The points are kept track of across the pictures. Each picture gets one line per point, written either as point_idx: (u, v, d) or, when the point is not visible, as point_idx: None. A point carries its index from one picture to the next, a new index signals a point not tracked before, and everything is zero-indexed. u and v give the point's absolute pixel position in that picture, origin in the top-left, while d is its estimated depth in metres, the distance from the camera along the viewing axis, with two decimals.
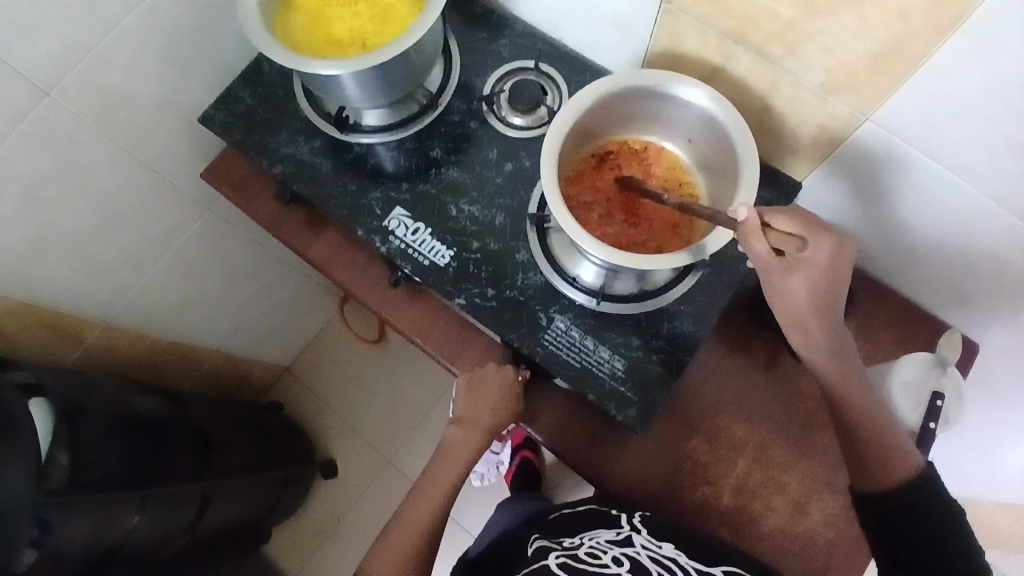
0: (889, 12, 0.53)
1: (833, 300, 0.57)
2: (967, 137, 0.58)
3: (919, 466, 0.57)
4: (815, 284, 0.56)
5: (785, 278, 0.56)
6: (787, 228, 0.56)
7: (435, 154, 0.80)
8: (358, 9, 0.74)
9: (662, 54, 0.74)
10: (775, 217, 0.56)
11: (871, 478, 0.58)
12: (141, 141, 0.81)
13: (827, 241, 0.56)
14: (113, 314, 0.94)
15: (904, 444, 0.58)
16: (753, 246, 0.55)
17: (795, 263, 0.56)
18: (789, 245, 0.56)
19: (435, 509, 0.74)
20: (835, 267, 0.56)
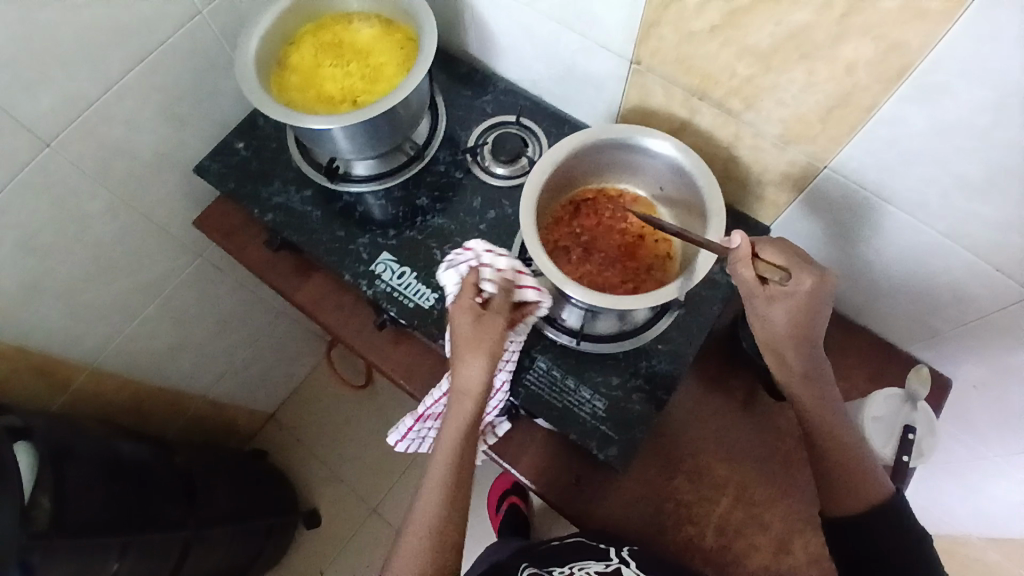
0: (836, 68, 0.58)
1: (811, 332, 0.58)
2: (919, 181, 0.61)
3: (887, 493, 0.59)
4: (795, 314, 0.57)
5: (767, 307, 0.58)
6: (775, 259, 0.58)
7: (421, 202, 0.84)
8: (349, 69, 0.79)
9: (634, 109, 0.79)
10: (764, 247, 0.58)
11: (842, 501, 0.59)
12: (138, 190, 0.85)
13: (814, 273, 0.56)
14: (101, 359, 0.95)
15: (870, 470, 0.59)
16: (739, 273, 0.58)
17: (778, 294, 0.57)
18: (774, 275, 0.58)
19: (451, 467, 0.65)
20: (820, 299, 0.57)
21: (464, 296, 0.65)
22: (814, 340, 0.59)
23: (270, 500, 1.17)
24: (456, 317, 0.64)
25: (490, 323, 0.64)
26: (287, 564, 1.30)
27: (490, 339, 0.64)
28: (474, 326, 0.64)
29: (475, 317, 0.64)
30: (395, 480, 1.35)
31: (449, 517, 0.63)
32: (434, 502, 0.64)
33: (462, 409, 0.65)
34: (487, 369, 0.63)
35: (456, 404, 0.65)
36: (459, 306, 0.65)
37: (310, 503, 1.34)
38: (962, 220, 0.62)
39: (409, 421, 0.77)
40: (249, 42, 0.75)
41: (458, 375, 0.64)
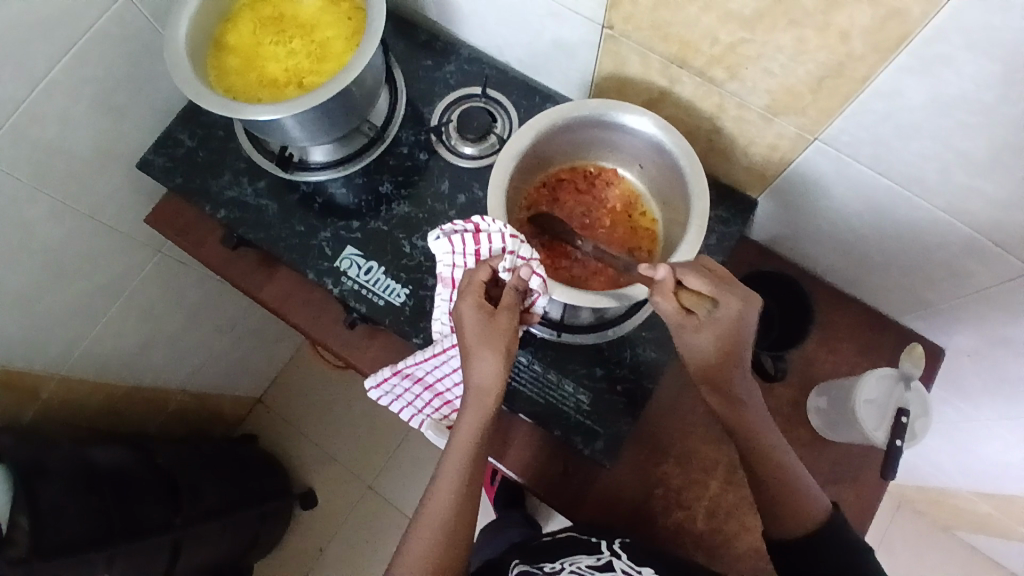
0: (829, 35, 0.51)
1: (741, 355, 0.57)
2: (917, 154, 0.56)
3: (825, 510, 0.59)
4: (721, 343, 0.56)
5: (694, 335, 0.57)
6: (698, 287, 0.56)
7: (385, 189, 0.78)
8: (293, 47, 0.72)
9: (609, 78, 0.73)
10: (688, 276, 0.56)
11: (781, 524, 0.59)
12: (80, 191, 0.78)
13: (736, 299, 0.55)
14: (69, 366, 0.91)
15: (808, 488, 0.59)
16: (661, 304, 0.57)
17: (703, 324, 0.56)
18: (699, 306, 0.56)
19: (464, 473, 0.57)
20: (744, 325, 0.56)
21: (474, 287, 0.57)
22: (744, 364, 0.58)
23: (263, 486, 1.16)
24: (463, 310, 0.57)
25: (503, 317, 0.57)
26: (286, 544, 1.31)
27: (502, 335, 0.56)
28: (487, 320, 0.56)
29: (485, 311, 0.56)
30: (388, 457, 1.35)
31: (459, 525, 0.56)
32: (442, 509, 0.56)
33: (476, 410, 0.57)
34: (503, 365, 0.56)
35: (471, 403, 0.57)
36: (465, 297, 0.57)
37: (304, 484, 1.34)
38: (961, 196, 0.57)
39: (390, 371, 0.69)
40: (179, 23, 0.67)
41: (471, 374, 0.57)
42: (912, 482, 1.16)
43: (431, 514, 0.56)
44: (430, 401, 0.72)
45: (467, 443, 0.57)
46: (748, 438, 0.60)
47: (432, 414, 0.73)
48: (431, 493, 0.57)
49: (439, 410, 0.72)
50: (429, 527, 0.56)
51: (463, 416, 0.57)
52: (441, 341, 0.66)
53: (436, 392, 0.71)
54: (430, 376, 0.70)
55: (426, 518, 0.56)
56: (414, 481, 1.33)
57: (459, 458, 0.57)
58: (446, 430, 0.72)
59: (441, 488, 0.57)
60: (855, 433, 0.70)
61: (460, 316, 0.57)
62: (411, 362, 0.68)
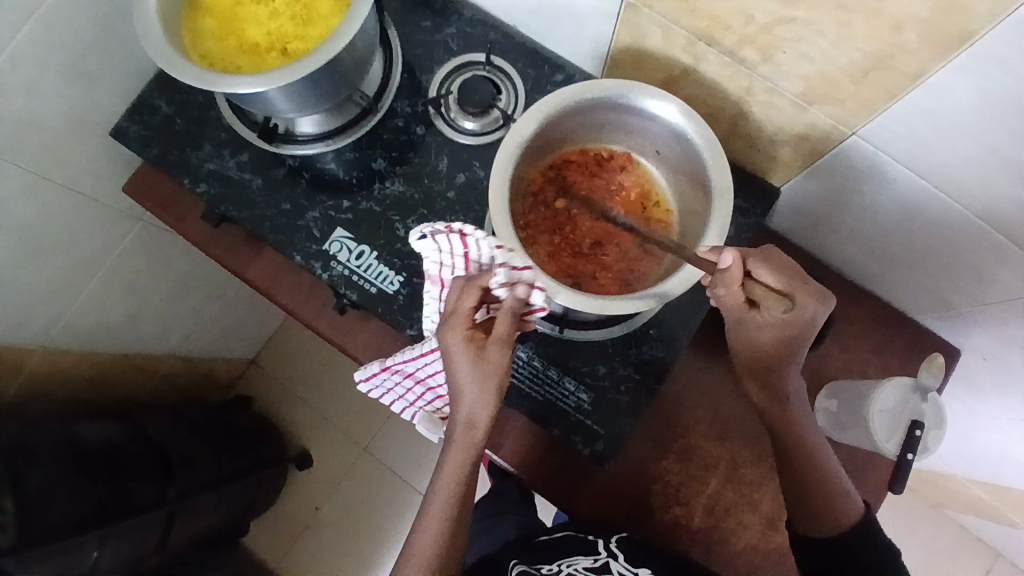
0: (881, 25, 0.45)
1: (799, 354, 0.55)
2: (961, 159, 0.51)
3: (858, 513, 0.59)
4: (783, 340, 0.54)
5: (756, 330, 0.54)
6: (772, 280, 0.52)
7: (378, 165, 0.72)
8: (275, 6, 0.64)
9: (626, 50, 0.66)
10: (760, 269, 0.52)
11: (814, 523, 0.58)
12: (53, 163, 0.72)
13: (813, 297, 0.51)
14: (54, 339, 0.87)
15: (846, 492, 0.58)
16: (727, 292, 0.53)
17: (771, 322, 0.53)
18: (770, 304, 0.52)
19: (452, 502, 0.58)
20: (813, 327, 0.53)
21: (461, 319, 0.53)
22: (798, 361, 0.56)
23: (259, 452, 1.16)
24: (450, 344, 0.53)
25: (494, 353, 0.53)
26: (283, 505, 1.32)
27: (495, 370, 0.53)
28: (476, 359, 0.53)
29: (476, 344, 0.53)
30: (383, 422, 1.35)
31: (449, 551, 0.58)
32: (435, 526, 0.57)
33: (462, 444, 0.56)
34: (494, 400, 0.54)
35: (460, 436, 0.56)
36: (452, 330, 0.53)
37: (300, 446, 1.34)
38: (1004, 203, 0.52)
39: (379, 367, 0.66)
40: None
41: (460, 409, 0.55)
42: None
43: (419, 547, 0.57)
44: (422, 394, 0.69)
45: (453, 480, 0.57)
46: (790, 442, 0.58)
47: (424, 406, 0.70)
48: (419, 524, 0.58)
49: (431, 403, 0.70)
50: (419, 558, 0.57)
51: (448, 452, 0.57)
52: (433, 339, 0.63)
53: (428, 386, 0.68)
54: (422, 372, 0.66)
55: (415, 549, 0.57)
56: (409, 445, 1.33)
57: (446, 485, 0.57)
58: (438, 422, 0.71)
59: (430, 515, 0.58)
60: (862, 437, 0.68)
61: (448, 348, 0.53)
62: (401, 359, 0.65)
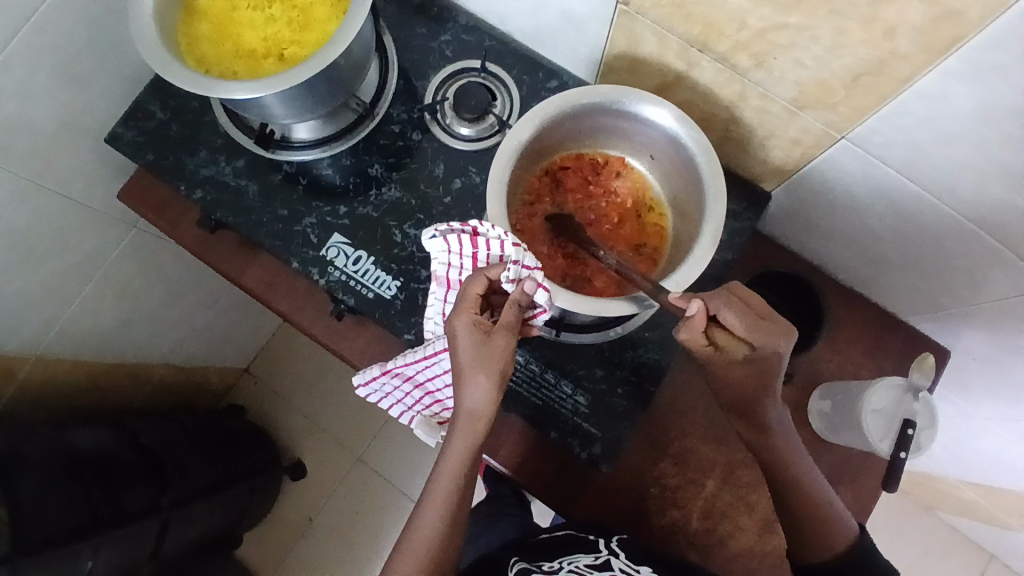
0: (874, 29, 0.46)
1: (771, 392, 0.54)
2: (953, 163, 0.52)
3: (853, 536, 0.58)
4: (750, 380, 0.54)
5: (725, 367, 0.54)
6: (733, 325, 0.52)
7: (374, 171, 0.72)
8: (272, 12, 0.65)
9: (621, 57, 0.66)
10: (722, 312, 0.52)
11: (808, 552, 0.58)
12: (45, 168, 0.72)
13: (774, 338, 0.51)
14: (45, 347, 0.86)
15: (836, 515, 0.57)
16: (692, 339, 0.53)
17: (737, 362, 0.53)
18: (736, 345, 0.53)
19: (452, 498, 0.53)
20: (778, 365, 0.53)
21: (469, 302, 0.53)
22: (773, 397, 0.54)
23: (252, 461, 1.15)
24: (457, 328, 0.53)
25: (499, 337, 0.53)
26: (276, 514, 1.31)
27: (498, 357, 0.53)
28: (481, 341, 0.53)
29: (481, 328, 0.53)
30: (377, 430, 1.34)
31: (446, 551, 0.53)
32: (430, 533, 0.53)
33: (466, 434, 0.53)
34: (496, 388, 0.53)
35: (461, 427, 0.53)
36: (459, 314, 0.53)
37: (293, 455, 1.33)
38: (995, 208, 0.53)
39: (379, 371, 0.66)
40: None
41: (461, 398, 0.53)
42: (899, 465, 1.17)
43: (413, 546, 0.52)
44: (420, 398, 0.69)
45: (454, 475, 0.53)
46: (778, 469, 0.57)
47: (422, 411, 0.70)
48: (416, 520, 0.53)
49: (429, 406, 0.70)
50: (413, 557, 0.52)
51: (451, 443, 0.53)
52: (434, 343, 0.63)
53: (427, 390, 0.69)
54: (420, 375, 0.67)
55: (410, 546, 0.53)
56: (404, 453, 1.32)
57: (445, 486, 0.53)
58: (436, 427, 0.71)
59: (425, 517, 0.53)
60: (856, 439, 0.69)
61: (454, 333, 0.53)
62: (401, 362, 0.65)
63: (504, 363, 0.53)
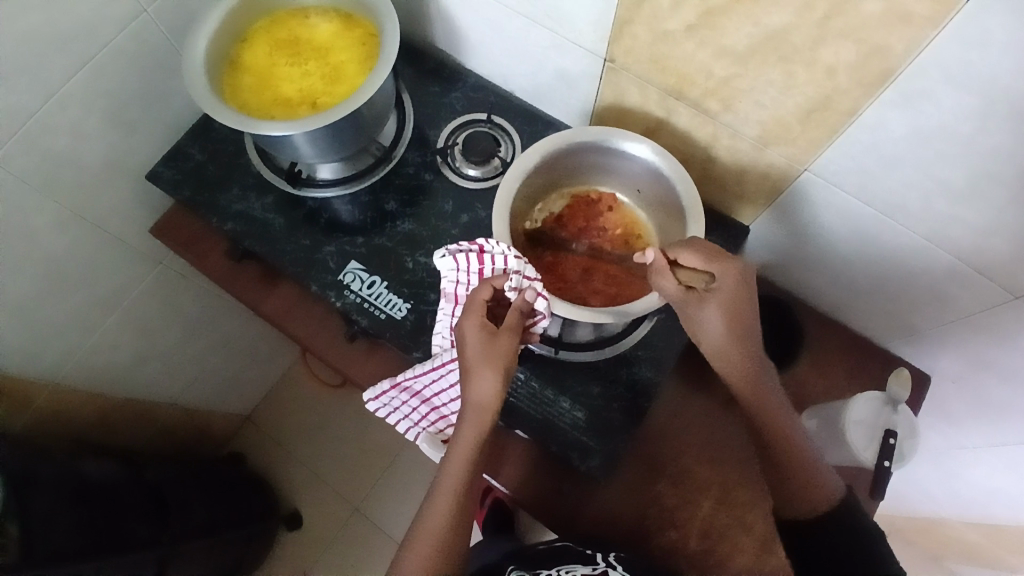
0: (817, 70, 0.55)
1: (748, 325, 0.59)
2: (901, 184, 0.60)
3: (836, 493, 0.59)
4: (727, 313, 0.59)
5: (699, 309, 0.60)
6: (693, 263, 0.60)
7: (390, 207, 0.80)
8: (307, 69, 0.75)
9: (609, 108, 0.76)
10: (680, 253, 0.60)
11: (790, 504, 0.60)
12: (91, 201, 0.80)
13: (730, 270, 0.58)
14: (65, 375, 0.90)
15: (822, 470, 0.60)
16: (662, 284, 0.61)
17: (704, 297, 0.59)
18: (697, 280, 0.60)
19: (461, 487, 0.58)
20: (744, 294, 0.59)
21: (478, 307, 0.60)
22: (752, 332, 0.60)
23: (250, 507, 1.15)
24: (466, 328, 0.59)
25: (504, 338, 0.59)
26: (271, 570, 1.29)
27: (503, 355, 0.58)
28: (488, 340, 0.59)
29: (487, 328, 0.59)
30: (376, 479, 1.34)
31: (454, 539, 0.58)
32: (440, 520, 0.58)
33: (473, 427, 0.58)
34: (502, 383, 0.58)
35: (470, 418, 0.58)
36: (468, 317, 0.59)
37: (290, 505, 1.32)
38: (944, 223, 0.60)
39: (389, 384, 0.71)
40: (199, 43, 0.70)
41: (469, 391, 0.58)
42: (902, 513, 1.16)
43: (426, 532, 0.57)
44: (426, 414, 0.73)
45: (462, 463, 0.58)
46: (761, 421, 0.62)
47: (427, 427, 0.74)
48: (428, 509, 0.59)
49: (435, 423, 0.74)
50: (425, 542, 0.57)
51: (460, 433, 0.58)
52: (441, 355, 0.68)
53: (432, 406, 0.73)
54: (428, 390, 0.71)
55: (424, 531, 0.58)
56: (402, 504, 1.32)
57: (453, 477, 0.58)
58: (441, 444, 0.74)
59: (438, 505, 0.58)
60: (841, 455, 0.72)
61: (462, 334, 0.59)
62: (410, 375, 0.69)
63: (506, 357, 0.58)
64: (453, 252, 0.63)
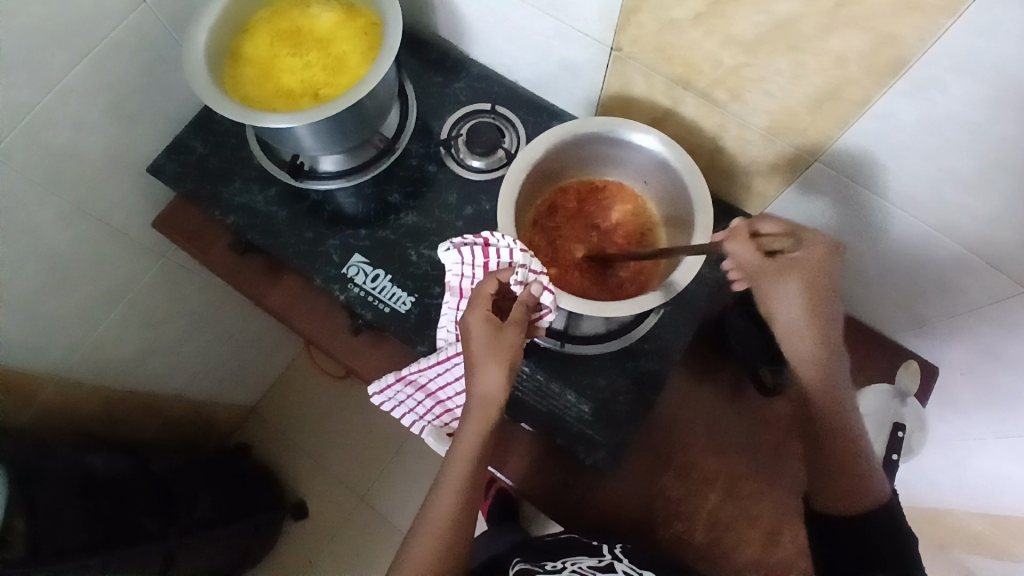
0: (828, 60, 0.54)
1: (825, 308, 0.57)
2: (912, 175, 0.59)
3: (883, 497, 0.59)
4: (806, 287, 0.56)
5: (779, 282, 0.56)
6: (775, 230, 0.56)
7: (393, 199, 0.79)
8: (309, 60, 0.74)
9: (614, 97, 0.75)
10: (762, 222, 0.57)
11: (834, 498, 0.60)
12: (93, 195, 0.79)
13: (820, 244, 0.56)
14: (70, 369, 0.90)
15: (874, 471, 0.59)
16: (739, 249, 0.56)
17: (789, 266, 0.56)
18: (781, 247, 0.56)
19: (466, 481, 0.58)
20: (829, 270, 0.56)
21: (483, 300, 0.59)
22: (829, 317, 0.58)
23: (257, 498, 1.15)
24: (471, 321, 0.58)
25: (509, 332, 0.58)
26: (278, 559, 1.30)
27: (507, 348, 0.58)
28: (493, 334, 0.58)
29: (491, 321, 0.58)
30: (381, 470, 1.34)
31: (458, 532, 0.58)
32: (444, 514, 0.57)
33: (478, 421, 0.58)
34: (506, 376, 0.57)
35: (475, 412, 0.58)
36: (473, 310, 0.59)
37: (296, 496, 1.33)
38: (956, 214, 0.59)
39: (393, 378, 0.70)
40: (199, 34, 0.69)
41: (474, 384, 0.58)
42: (908, 502, 1.16)
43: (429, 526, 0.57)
44: (431, 407, 0.73)
45: (468, 454, 0.58)
46: (828, 408, 0.60)
47: (432, 421, 0.74)
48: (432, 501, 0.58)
49: (440, 416, 0.74)
50: (429, 536, 0.57)
51: (465, 426, 0.58)
52: (446, 348, 0.67)
53: (438, 400, 0.72)
54: (433, 384, 0.71)
55: (429, 525, 0.57)
56: (407, 494, 1.32)
57: (457, 469, 0.58)
58: (446, 437, 0.74)
59: (442, 497, 0.58)
60: None
61: (467, 328, 0.59)
62: (416, 369, 0.69)
63: (511, 349, 0.58)
64: (461, 244, 0.62)
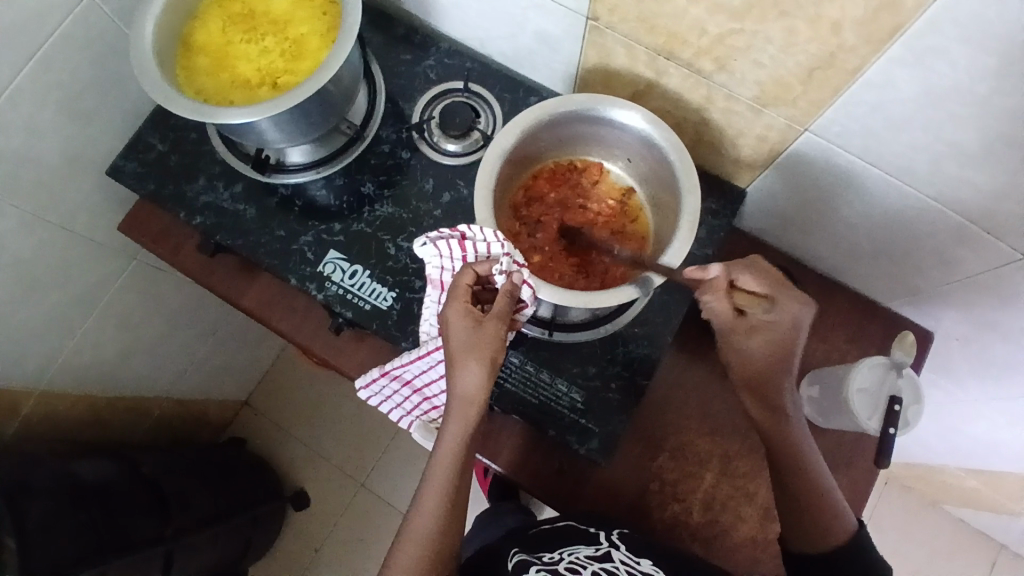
0: (821, 26, 0.50)
1: (790, 363, 0.60)
2: (908, 145, 0.56)
3: (849, 530, 0.59)
4: (771, 347, 0.60)
5: (746, 337, 0.60)
6: (751, 288, 0.60)
7: (367, 189, 0.76)
8: (265, 45, 0.69)
9: (594, 70, 0.71)
10: (744, 278, 0.59)
11: (802, 536, 0.59)
12: (51, 201, 0.75)
13: (789, 305, 0.59)
14: (49, 380, 0.87)
15: (838, 506, 0.59)
16: (716, 304, 0.60)
17: (756, 326, 0.60)
18: (753, 307, 0.60)
19: (448, 492, 0.57)
20: (796, 330, 0.59)
21: (460, 294, 0.56)
22: (791, 372, 0.60)
23: (256, 491, 1.15)
24: (450, 316, 0.56)
25: (491, 327, 0.56)
26: (282, 546, 1.31)
27: (489, 346, 0.55)
28: (473, 329, 0.56)
29: (472, 315, 0.56)
30: (378, 454, 1.34)
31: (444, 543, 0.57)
32: (425, 523, 0.56)
33: (460, 419, 0.57)
34: (487, 375, 0.56)
35: (457, 411, 0.57)
36: (451, 304, 0.56)
37: (295, 484, 1.33)
38: (953, 184, 0.56)
39: (378, 373, 0.68)
40: (145, 23, 0.64)
41: (455, 383, 0.56)
42: (901, 461, 1.17)
43: (410, 544, 0.56)
44: (418, 403, 0.71)
45: (452, 452, 0.57)
46: (787, 451, 0.60)
47: (420, 416, 0.73)
48: (418, 509, 0.57)
49: (428, 411, 0.72)
50: (411, 545, 0.56)
51: (448, 425, 0.57)
52: (428, 343, 0.65)
53: (424, 395, 0.71)
54: (418, 380, 0.69)
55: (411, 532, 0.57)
56: (406, 477, 1.32)
57: (443, 471, 0.57)
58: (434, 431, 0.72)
59: (425, 503, 0.57)
60: (845, 422, 0.71)
61: (447, 321, 0.56)
62: (399, 364, 0.67)
63: (492, 346, 0.55)
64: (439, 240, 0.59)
